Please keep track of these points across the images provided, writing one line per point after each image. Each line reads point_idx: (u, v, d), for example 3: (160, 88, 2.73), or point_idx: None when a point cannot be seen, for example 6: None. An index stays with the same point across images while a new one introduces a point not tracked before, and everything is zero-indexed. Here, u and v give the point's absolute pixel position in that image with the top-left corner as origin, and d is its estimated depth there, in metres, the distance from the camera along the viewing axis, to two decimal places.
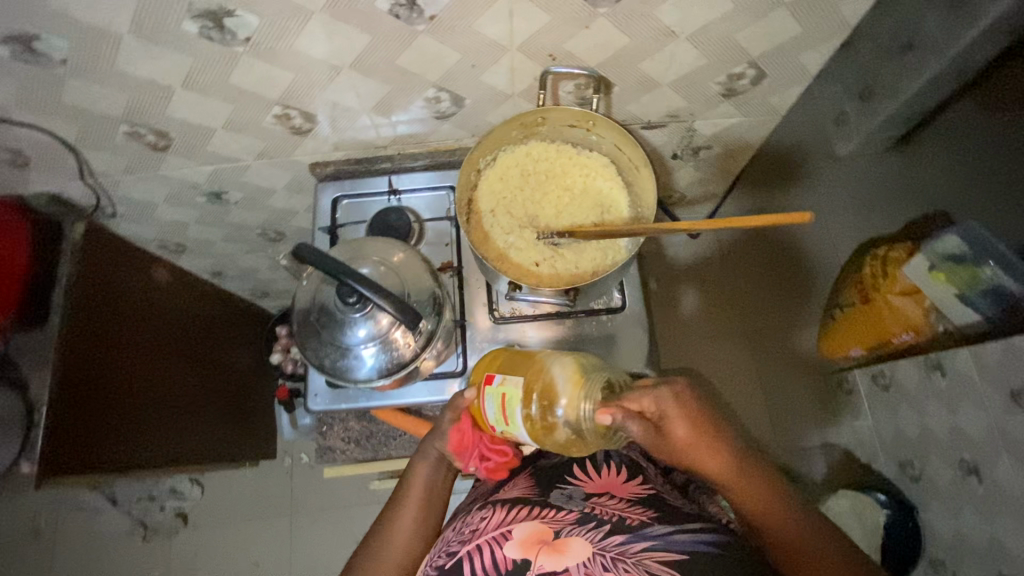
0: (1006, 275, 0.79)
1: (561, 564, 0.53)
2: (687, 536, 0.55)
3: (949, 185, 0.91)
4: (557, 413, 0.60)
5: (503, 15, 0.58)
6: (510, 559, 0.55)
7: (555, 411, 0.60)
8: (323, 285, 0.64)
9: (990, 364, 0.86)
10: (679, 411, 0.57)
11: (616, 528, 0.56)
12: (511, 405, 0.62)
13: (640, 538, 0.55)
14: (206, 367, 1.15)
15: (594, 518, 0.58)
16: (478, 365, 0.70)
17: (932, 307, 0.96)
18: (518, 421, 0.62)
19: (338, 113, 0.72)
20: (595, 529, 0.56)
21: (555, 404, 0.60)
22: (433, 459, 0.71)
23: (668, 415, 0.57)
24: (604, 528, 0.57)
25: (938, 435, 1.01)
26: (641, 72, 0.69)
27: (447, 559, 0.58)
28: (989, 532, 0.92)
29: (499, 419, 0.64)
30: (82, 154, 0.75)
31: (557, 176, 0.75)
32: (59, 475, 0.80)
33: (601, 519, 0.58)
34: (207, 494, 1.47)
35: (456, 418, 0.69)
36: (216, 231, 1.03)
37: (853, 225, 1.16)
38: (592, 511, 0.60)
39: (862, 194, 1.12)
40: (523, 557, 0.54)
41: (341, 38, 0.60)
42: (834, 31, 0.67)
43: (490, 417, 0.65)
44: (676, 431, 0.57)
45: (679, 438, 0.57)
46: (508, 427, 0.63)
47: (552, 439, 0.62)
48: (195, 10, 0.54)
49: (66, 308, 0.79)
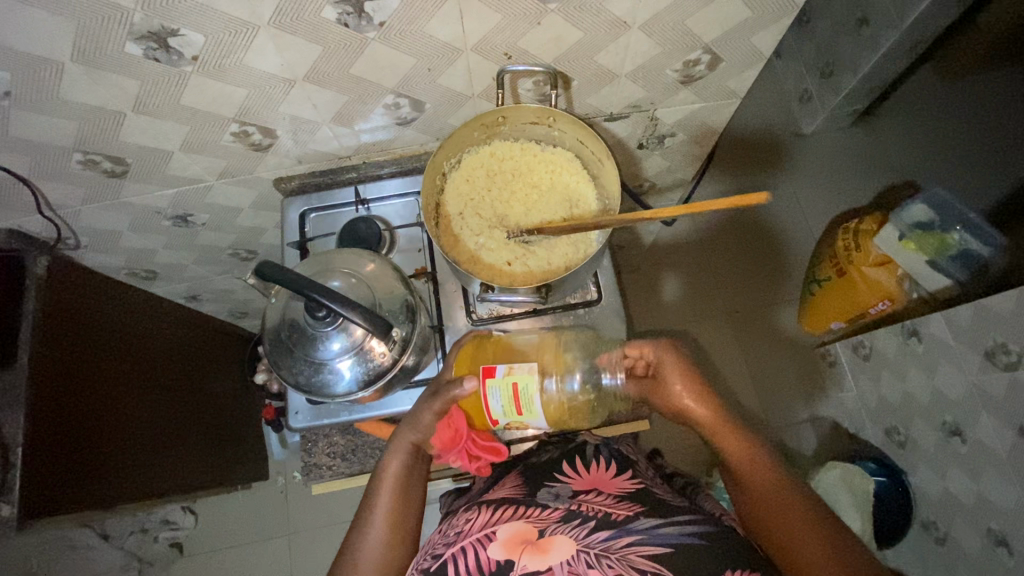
0: (971, 237, 0.86)
1: (545, 564, 0.53)
2: (673, 529, 0.55)
3: (909, 151, 1.00)
4: (572, 383, 0.66)
5: (453, 17, 0.58)
6: (494, 560, 0.55)
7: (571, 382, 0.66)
8: (292, 301, 0.63)
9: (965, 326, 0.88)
10: (678, 368, 0.65)
11: (602, 524, 0.57)
12: (523, 392, 0.58)
13: (626, 532, 0.55)
14: (189, 394, 1.14)
15: (579, 515, 0.59)
16: (459, 357, 0.69)
17: (905, 275, 1.02)
18: (537, 408, 0.58)
19: (298, 126, 0.72)
20: (579, 526, 0.57)
21: (572, 373, 0.66)
22: (405, 452, 0.66)
23: (666, 370, 0.66)
24: (589, 525, 0.57)
25: (919, 400, 1.04)
26: (597, 64, 0.70)
27: (431, 562, 0.58)
28: (975, 490, 0.94)
29: (511, 411, 0.59)
30: (37, 187, 0.73)
31: (523, 175, 0.75)
32: (40, 518, 0.77)
33: (585, 515, 0.59)
34: (201, 520, 1.44)
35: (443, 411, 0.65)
36: (185, 255, 1.01)
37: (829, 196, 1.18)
38: (579, 508, 0.61)
39: (836, 166, 1.18)
40: (506, 558, 0.54)
41: (292, 50, 0.59)
42: (782, 12, 0.67)
43: (496, 411, 0.59)
44: (676, 392, 0.65)
45: (676, 394, 0.65)
46: (518, 416, 0.59)
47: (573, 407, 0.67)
48: (137, 32, 0.53)
49: (33, 345, 0.77)
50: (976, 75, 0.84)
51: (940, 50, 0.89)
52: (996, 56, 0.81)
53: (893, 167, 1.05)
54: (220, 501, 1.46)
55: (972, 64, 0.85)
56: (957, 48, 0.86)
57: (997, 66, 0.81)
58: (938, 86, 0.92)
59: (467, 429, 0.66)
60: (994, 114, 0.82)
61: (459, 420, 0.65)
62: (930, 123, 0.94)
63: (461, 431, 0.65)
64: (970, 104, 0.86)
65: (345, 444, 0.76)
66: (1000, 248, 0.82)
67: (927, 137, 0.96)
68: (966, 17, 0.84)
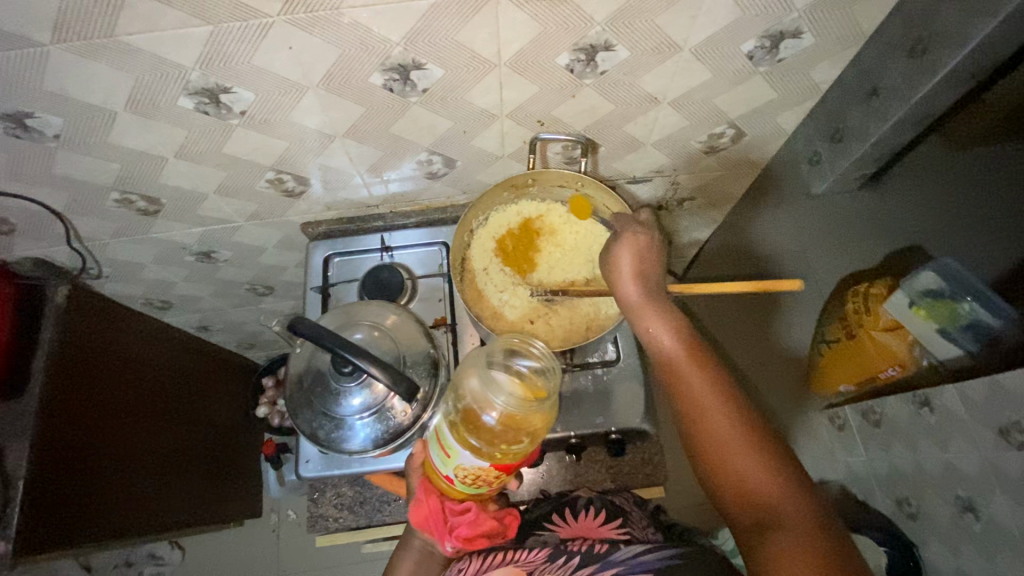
0: (984, 309, 0.75)
1: None
2: (652, 556, 0.53)
3: (917, 218, 0.86)
4: (488, 420, 0.51)
5: (494, 87, 0.61)
6: None
7: (487, 418, 0.51)
8: (318, 351, 0.64)
9: (964, 416, 0.83)
10: (635, 248, 0.61)
11: (585, 561, 0.56)
12: (439, 433, 0.52)
13: (608, 565, 0.53)
14: (184, 425, 1.10)
15: (565, 553, 0.58)
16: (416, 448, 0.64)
17: (915, 342, 0.89)
18: (454, 446, 0.51)
19: (330, 175, 0.73)
20: (564, 565, 0.56)
21: (485, 408, 0.51)
22: (415, 556, 0.63)
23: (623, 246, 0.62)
24: (573, 563, 0.56)
25: (933, 473, 0.95)
26: (625, 134, 0.72)
27: None
28: (993, 571, 0.86)
29: (443, 459, 0.53)
30: (70, 221, 0.75)
31: (547, 235, 0.77)
32: (32, 554, 0.75)
33: (570, 554, 0.58)
34: (188, 556, 1.40)
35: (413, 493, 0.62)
36: (203, 288, 1.01)
37: (829, 254, 1.05)
38: (565, 548, 0.60)
39: (839, 231, 1.01)
40: None
41: (336, 110, 0.61)
42: (806, 93, 0.71)
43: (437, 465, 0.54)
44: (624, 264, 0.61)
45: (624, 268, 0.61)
46: (450, 461, 0.52)
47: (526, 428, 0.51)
48: (192, 88, 0.55)
49: (46, 375, 0.76)
50: (979, 154, 0.73)
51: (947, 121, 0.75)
52: (1003, 134, 0.69)
53: (896, 233, 0.90)
54: (209, 538, 1.42)
55: (978, 140, 0.73)
56: (969, 115, 0.73)
57: (1008, 141, 0.69)
58: (942, 159, 0.79)
59: (441, 507, 0.60)
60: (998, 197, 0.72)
61: (427, 502, 0.60)
62: (936, 197, 0.82)
63: (425, 497, 0.60)
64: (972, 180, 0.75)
65: (352, 495, 0.75)
66: (1012, 320, 0.71)
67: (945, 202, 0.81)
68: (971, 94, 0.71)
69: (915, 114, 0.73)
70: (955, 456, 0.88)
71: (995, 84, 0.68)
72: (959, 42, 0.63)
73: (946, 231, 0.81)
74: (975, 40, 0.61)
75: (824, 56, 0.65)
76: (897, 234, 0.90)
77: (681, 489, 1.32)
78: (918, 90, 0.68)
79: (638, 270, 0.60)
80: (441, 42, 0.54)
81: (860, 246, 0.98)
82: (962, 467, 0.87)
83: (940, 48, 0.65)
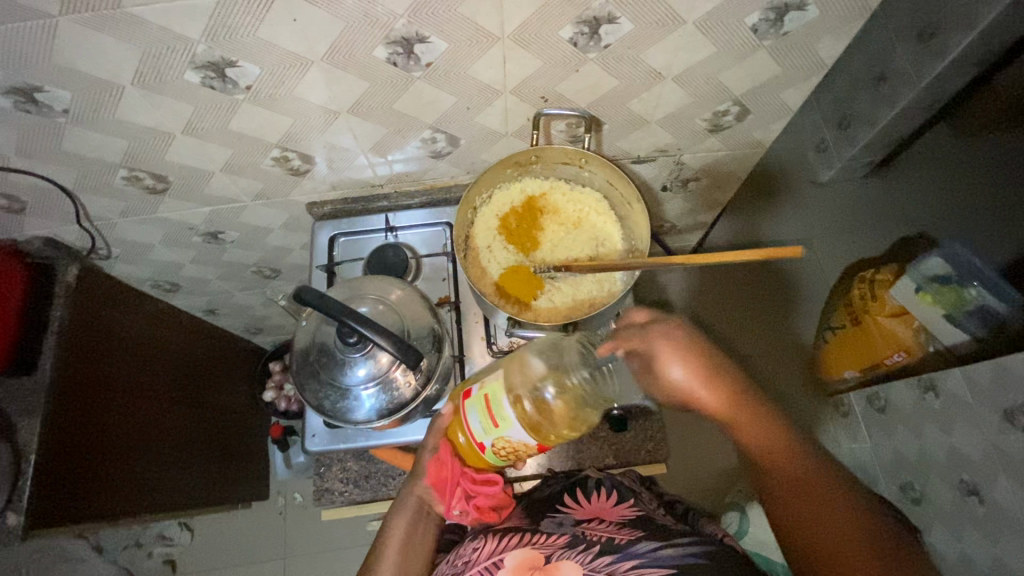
0: (993, 296, 0.69)
1: None
2: (675, 550, 0.55)
3: (929, 203, 0.78)
4: (548, 399, 0.59)
5: (496, 61, 0.61)
6: None
7: (546, 395, 0.59)
8: (323, 325, 0.65)
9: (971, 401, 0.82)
10: (678, 352, 0.56)
11: (605, 549, 0.57)
12: (494, 402, 0.56)
13: (628, 557, 0.55)
14: (192, 406, 1.12)
15: (584, 540, 0.59)
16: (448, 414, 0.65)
17: (921, 328, 0.85)
18: (511, 415, 0.55)
19: (335, 154, 0.74)
20: (585, 551, 0.57)
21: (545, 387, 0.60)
22: (411, 513, 0.63)
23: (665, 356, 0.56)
24: (593, 550, 0.57)
25: (939, 457, 0.94)
26: (629, 111, 0.72)
27: None
28: (993, 553, 0.85)
29: (487, 426, 0.57)
30: (79, 199, 0.75)
31: (552, 212, 0.78)
32: (45, 526, 0.77)
33: (590, 540, 0.59)
34: (197, 538, 1.42)
35: (435, 448, 0.65)
36: (210, 270, 1.02)
37: (844, 241, 0.98)
38: (583, 534, 0.61)
39: (852, 218, 0.94)
40: None
41: (340, 85, 0.62)
42: (811, 69, 0.71)
43: (476, 430, 0.58)
44: (678, 377, 0.55)
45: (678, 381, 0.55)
46: (497, 430, 0.56)
47: (568, 419, 0.60)
48: (197, 62, 0.56)
49: (57, 351, 0.77)
50: (993, 139, 0.66)
51: (959, 108, 0.69)
52: (1011, 125, 0.63)
53: (907, 217, 0.82)
54: (218, 520, 1.44)
55: (985, 127, 0.67)
56: (978, 102, 0.67)
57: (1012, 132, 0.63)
58: (952, 148, 0.72)
59: (461, 468, 0.63)
60: (1003, 191, 0.66)
61: (449, 458, 0.63)
62: (939, 185, 0.75)
63: (449, 458, 0.63)
64: (986, 169, 0.67)
65: (358, 470, 0.76)
66: (1017, 306, 0.66)
67: (954, 186, 0.73)
68: (981, 79, 0.66)
69: (926, 100, 0.70)
70: (960, 440, 0.87)
71: (1005, 69, 0.63)
72: (969, 25, 0.60)
73: (952, 214, 0.74)
74: (983, 23, 0.59)
75: (829, 29, 0.65)
76: (910, 220, 0.82)
77: (687, 475, 1.32)
78: (928, 71, 0.66)
79: (702, 380, 0.55)
80: (443, 15, 0.54)
81: (868, 232, 0.91)
82: (968, 451, 0.86)
83: (949, 31, 0.63)
